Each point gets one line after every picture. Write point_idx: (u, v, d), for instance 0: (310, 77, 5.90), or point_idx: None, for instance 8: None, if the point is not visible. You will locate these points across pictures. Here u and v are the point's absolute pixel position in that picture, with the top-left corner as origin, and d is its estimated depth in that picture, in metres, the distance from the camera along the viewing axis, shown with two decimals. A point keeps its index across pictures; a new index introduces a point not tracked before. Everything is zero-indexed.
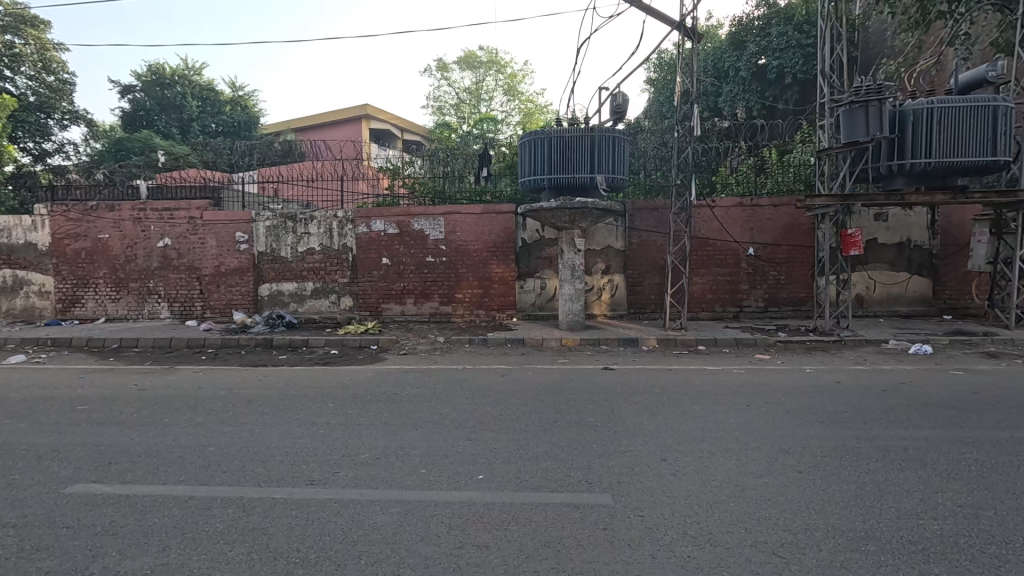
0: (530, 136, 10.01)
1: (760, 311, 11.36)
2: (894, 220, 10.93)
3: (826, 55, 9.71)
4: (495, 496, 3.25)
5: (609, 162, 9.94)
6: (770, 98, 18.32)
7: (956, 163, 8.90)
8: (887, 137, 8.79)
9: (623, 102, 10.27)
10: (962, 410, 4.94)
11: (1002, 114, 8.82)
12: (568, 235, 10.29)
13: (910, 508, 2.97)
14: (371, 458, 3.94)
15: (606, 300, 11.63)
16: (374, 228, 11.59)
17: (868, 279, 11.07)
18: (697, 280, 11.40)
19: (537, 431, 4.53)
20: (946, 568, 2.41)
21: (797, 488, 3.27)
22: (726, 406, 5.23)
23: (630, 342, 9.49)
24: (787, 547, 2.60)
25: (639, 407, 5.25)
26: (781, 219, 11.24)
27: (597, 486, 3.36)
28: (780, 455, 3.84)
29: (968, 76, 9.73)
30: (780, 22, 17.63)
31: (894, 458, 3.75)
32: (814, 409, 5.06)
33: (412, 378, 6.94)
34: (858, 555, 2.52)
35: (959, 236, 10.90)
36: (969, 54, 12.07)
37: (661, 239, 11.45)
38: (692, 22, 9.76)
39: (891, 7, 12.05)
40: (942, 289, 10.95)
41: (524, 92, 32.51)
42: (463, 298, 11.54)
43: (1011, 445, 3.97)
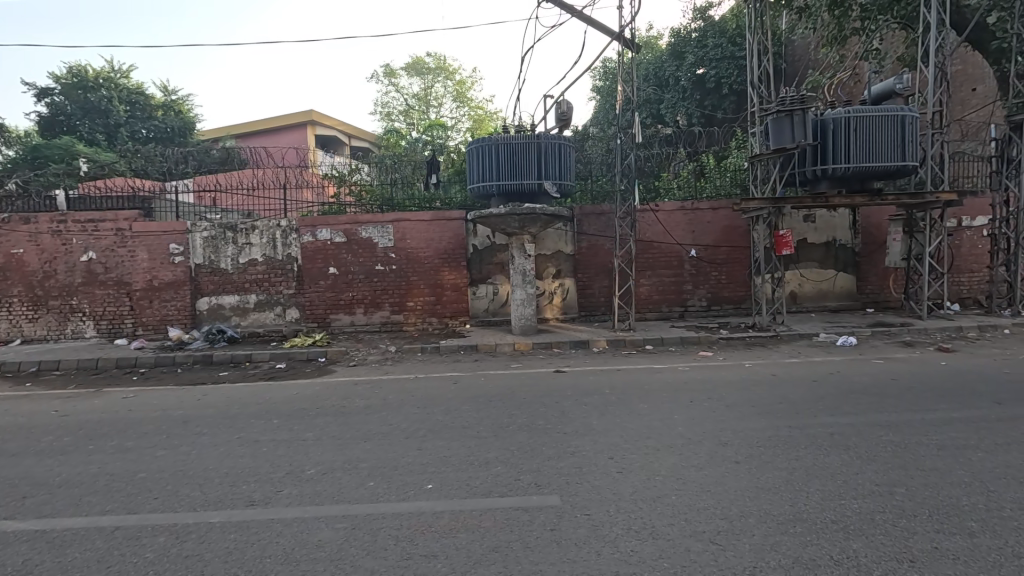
0: (476, 142, 10.05)
1: (704, 310, 11.86)
2: (821, 221, 11.69)
3: (754, 67, 10.31)
4: (445, 505, 3.23)
5: (556, 168, 10.11)
6: (708, 106, 19.21)
7: (871, 168, 9.63)
8: (810, 143, 9.42)
9: (567, 109, 10.49)
10: (881, 396, 5.35)
11: (909, 123, 9.63)
12: (518, 241, 10.39)
13: (833, 490, 3.19)
14: (317, 474, 3.83)
15: (558, 304, 11.80)
16: (319, 236, 11.28)
17: (799, 277, 11.79)
18: (644, 282, 11.78)
19: (489, 437, 4.54)
20: (863, 543, 2.60)
21: (733, 478, 3.44)
22: (671, 403, 5.43)
23: (581, 344, 9.68)
24: (723, 534, 2.73)
25: (589, 408, 5.36)
26: (719, 221, 11.80)
27: (546, 488, 3.41)
28: (719, 447, 4.02)
29: (880, 88, 10.58)
30: (714, 34, 18.59)
31: (820, 443, 4.02)
32: (751, 402, 5.34)
33: (363, 389, 6.81)
34: (787, 537, 2.68)
35: (878, 235, 11.79)
36: (881, 67, 13.11)
37: (609, 242, 11.75)
38: (631, 34, 10.11)
39: (812, 22, 12.94)
40: (864, 284, 11.82)
41: (473, 99, 32.62)
42: (414, 306, 11.40)
43: (922, 426, 4.33)
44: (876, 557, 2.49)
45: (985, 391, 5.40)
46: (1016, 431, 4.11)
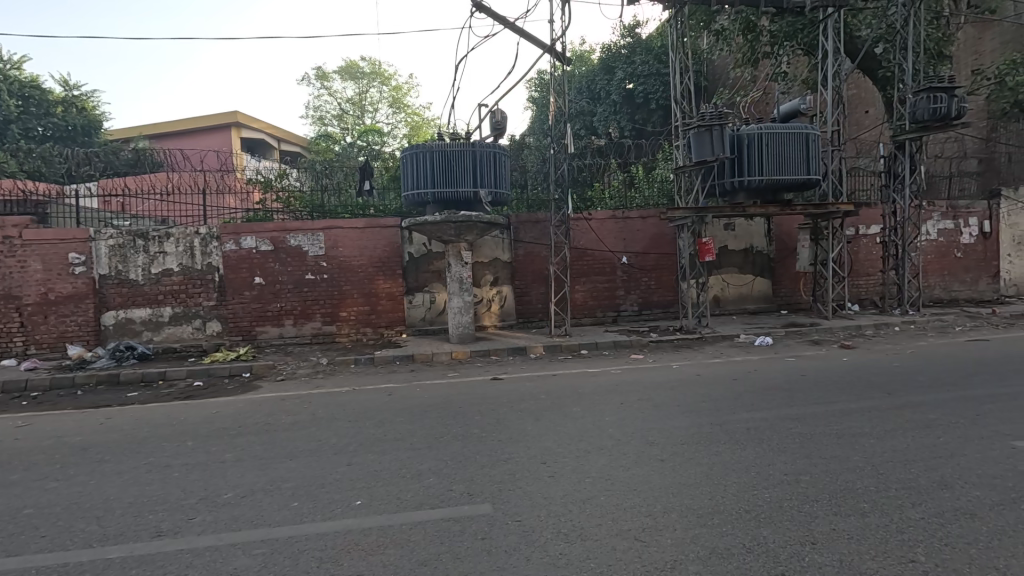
0: (410, 149, 9.91)
1: (636, 314, 12.33)
2: (740, 229, 12.52)
3: (677, 82, 10.87)
4: (374, 521, 3.12)
5: (491, 177, 10.17)
6: (638, 119, 20.14)
7: (782, 181, 10.44)
8: (727, 157, 10.08)
9: (502, 118, 10.61)
10: (791, 391, 5.78)
11: (812, 140, 10.55)
12: (455, 248, 10.34)
13: (748, 481, 3.40)
14: (235, 497, 3.59)
15: (496, 311, 11.85)
16: (243, 245, 10.67)
17: (722, 281, 12.55)
18: (579, 288, 12.08)
19: (423, 448, 4.46)
20: (771, 529, 2.79)
21: (658, 476, 3.58)
22: (602, 406, 5.58)
23: (519, 351, 9.77)
24: (647, 531, 2.83)
25: (524, 414, 5.39)
26: (648, 229, 12.33)
27: (479, 496, 3.40)
28: (647, 447, 4.18)
29: (787, 107, 11.53)
30: (642, 52, 19.51)
31: (739, 438, 4.27)
32: (677, 402, 5.59)
33: (290, 404, 6.49)
34: (706, 529, 2.82)
35: (789, 242, 12.77)
36: (788, 88, 14.30)
37: (545, 249, 11.96)
38: (562, 47, 10.40)
39: (728, 44, 13.91)
40: (779, 287, 12.76)
41: (410, 105, 32.23)
42: (347, 316, 11.03)
43: (825, 417, 4.72)
44: (783, 542, 2.66)
45: (879, 383, 5.97)
46: (903, 418, 4.57)
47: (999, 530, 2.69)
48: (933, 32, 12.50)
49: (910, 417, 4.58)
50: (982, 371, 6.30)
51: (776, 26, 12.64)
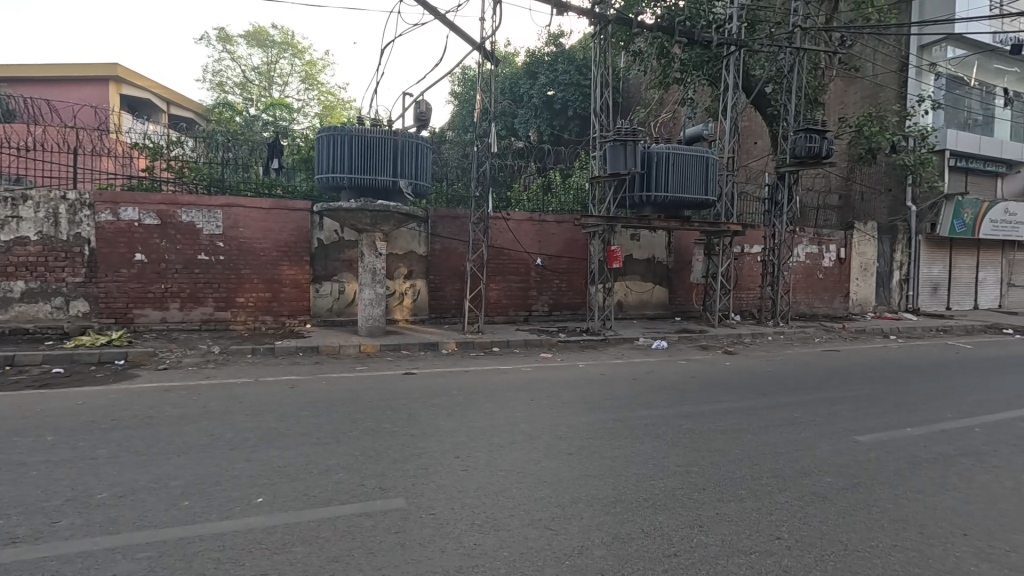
0: (327, 131, 9.42)
1: (546, 315, 12.74)
2: (645, 240, 13.43)
3: (598, 96, 11.36)
4: (278, 518, 2.97)
5: (412, 168, 9.96)
6: (556, 126, 20.80)
7: (684, 199, 11.37)
8: (638, 172, 10.77)
9: (426, 110, 10.44)
10: (682, 391, 6.34)
11: (711, 164, 11.60)
12: (370, 239, 10.00)
13: (646, 472, 3.70)
14: (111, 498, 3.21)
15: (408, 305, 11.65)
16: (122, 216, 9.48)
17: (626, 288, 13.40)
18: (493, 286, 12.25)
19: (330, 443, 4.29)
20: (665, 514, 3.07)
21: (566, 468, 3.78)
22: (514, 402, 5.73)
23: (431, 346, 9.70)
24: (556, 520, 2.99)
25: (436, 409, 5.38)
26: (562, 233, 12.80)
27: (391, 491, 3.36)
28: (556, 441, 4.38)
29: (692, 132, 12.58)
30: (564, 62, 20.23)
31: (638, 433, 4.62)
32: (583, 399, 5.91)
33: (176, 395, 5.90)
34: (610, 517, 3.03)
35: (686, 255, 13.93)
36: (693, 112, 15.57)
37: (462, 246, 11.96)
38: (492, 46, 10.50)
39: (644, 66, 14.87)
40: (675, 296, 13.88)
41: (324, 83, 30.50)
42: (245, 303, 10.23)
43: (711, 415, 5.25)
44: (675, 526, 2.95)
45: (754, 385, 6.74)
46: (773, 416, 5.21)
47: (844, 508, 3.19)
48: (812, 80, 14.32)
49: (778, 415, 5.24)
50: (833, 377, 7.36)
51: (686, 56, 13.76)
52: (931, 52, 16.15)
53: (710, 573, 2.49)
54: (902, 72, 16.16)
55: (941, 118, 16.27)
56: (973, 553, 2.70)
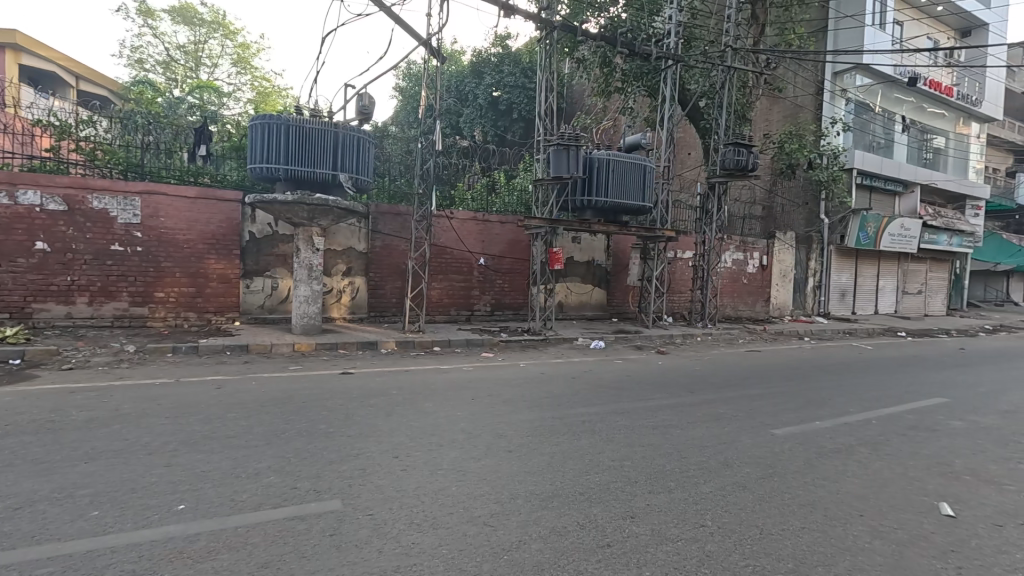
0: (262, 119, 8.97)
1: (488, 314, 12.77)
2: (585, 243, 13.80)
3: (543, 99, 11.52)
4: (202, 525, 2.81)
5: (353, 162, 9.66)
6: (501, 127, 20.93)
7: (623, 204, 11.79)
8: (580, 177, 11.04)
9: (369, 103, 10.18)
10: (618, 389, 6.58)
11: (648, 172, 12.11)
12: (306, 233, 9.60)
13: (583, 467, 3.82)
14: (4, 511, 2.90)
15: (346, 303, 11.31)
16: (22, 200, 8.56)
17: (566, 289, 13.72)
18: (435, 285, 12.14)
19: (260, 445, 4.10)
20: (600, 507, 3.19)
21: (506, 465, 3.83)
22: (455, 401, 5.72)
23: (369, 345, 9.46)
24: (495, 516, 3.02)
25: (374, 409, 5.27)
26: (505, 234, 12.88)
27: (326, 493, 3.27)
28: (496, 439, 4.43)
29: (631, 141, 13.06)
30: (510, 64, 20.42)
31: (575, 430, 4.75)
32: (523, 398, 5.99)
33: (85, 397, 5.41)
34: (547, 511, 3.11)
35: (624, 259, 14.44)
36: (633, 121, 16.18)
37: (403, 244, 11.76)
38: (438, 43, 10.39)
39: (588, 74, 15.30)
40: (612, 298, 14.36)
41: (258, 68, 28.93)
42: (164, 298, 9.52)
43: (643, 412, 5.49)
44: (610, 518, 3.06)
45: (684, 384, 7.12)
46: (700, 412, 5.54)
47: (761, 496, 3.45)
48: (740, 98, 15.30)
49: (705, 411, 5.57)
50: (754, 375, 7.92)
51: (627, 67, 14.29)
52: (843, 79, 17.72)
53: (640, 560, 2.62)
54: (818, 95, 17.62)
55: (851, 139, 17.88)
56: (868, 531, 3.00)
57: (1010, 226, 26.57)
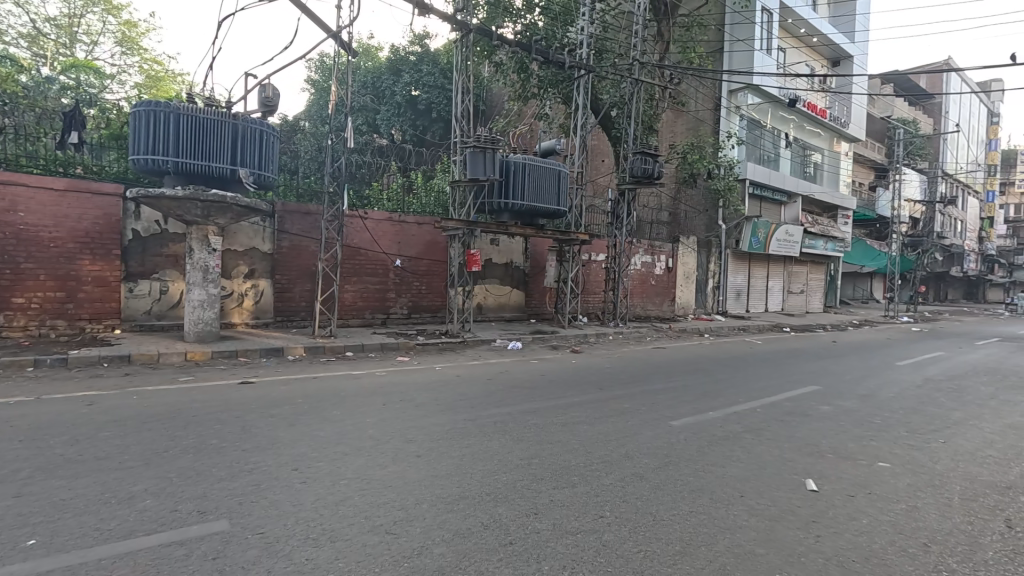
0: (147, 106, 8.15)
1: (405, 317, 12.50)
2: (503, 245, 13.94)
3: (460, 100, 11.47)
4: (57, 561, 2.48)
5: (254, 157, 9.02)
6: (420, 126, 20.62)
7: (538, 207, 12.05)
8: (497, 179, 11.14)
9: (273, 95, 9.58)
10: (532, 389, 6.71)
11: (562, 177, 12.46)
12: (200, 232, 8.84)
13: (491, 468, 3.84)
14: None
15: (248, 307, 10.56)
16: None
17: (484, 291, 13.80)
18: (347, 288, 11.70)
19: (138, 466, 3.71)
20: (505, 507, 3.22)
21: (413, 471, 3.75)
22: (364, 408, 5.53)
23: (274, 352, 8.89)
24: (398, 524, 2.95)
25: (276, 420, 4.96)
26: (423, 235, 12.66)
27: (212, 513, 3.02)
28: (405, 444, 4.33)
29: (546, 146, 13.38)
30: (429, 63, 20.19)
31: (487, 431, 4.77)
32: (438, 401, 5.92)
33: None
34: (452, 514, 3.09)
35: (541, 261, 14.75)
36: (549, 126, 16.61)
37: (313, 244, 11.17)
38: (350, 36, 10.01)
39: (506, 78, 15.52)
40: (530, 300, 14.62)
41: (148, 50, 26.22)
42: (26, 305, 8.33)
43: (555, 410, 5.63)
44: (513, 516, 3.10)
45: (595, 381, 7.42)
46: (607, 408, 5.80)
47: (655, 484, 3.67)
48: (648, 110, 16.23)
49: (611, 407, 5.83)
50: (658, 371, 8.42)
51: (543, 74, 14.69)
52: (736, 97, 19.42)
53: (540, 555, 2.68)
54: (715, 111, 19.16)
55: (744, 152, 19.62)
56: (745, 510, 3.29)
57: (873, 233, 30.49)
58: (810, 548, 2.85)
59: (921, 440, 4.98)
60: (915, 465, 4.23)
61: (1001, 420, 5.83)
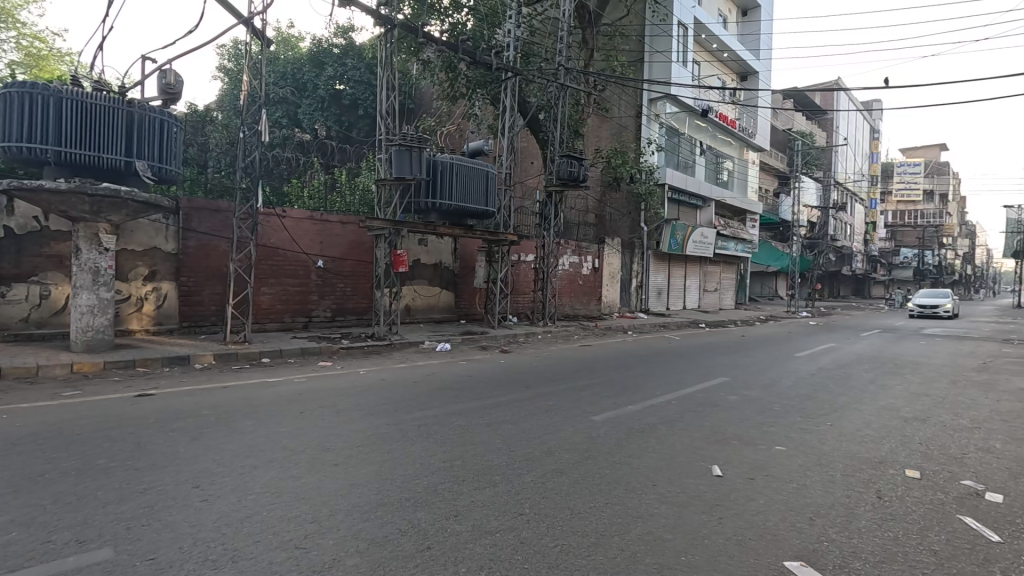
0: (20, 87, 7.21)
1: (328, 320, 11.98)
2: (432, 245, 13.78)
3: (385, 97, 11.17)
4: None
5: (153, 149, 8.25)
6: (346, 123, 19.91)
7: (466, 208, 12.00)
8: (423, 178, 10.97)
9: (176, 82, 8.84)
10: (459, 390, 6.67)
11: (490, 178, 12.50)
12: (89, 230, 7.97)
13: (412, 473, 3.77)
14: None
15: (148, 313, 9.66)
16: None
17: (413, 292, 13.57)
18: (264, 290, 11.04)
19: (5, 494, 3.27)
20: (424, 511, 3.17)
21: (328, 480, 3.60)
22: (279, 417, 5.24)
23: (179, 360, 8.20)
24: (309, 537, 2.82)
25: (176, 434, 4.57)
26: (347, 235, 12.20)
27: (95, 542, 2.72)
28: (322, 453, 4.15)
29: (475, 146, 13.37)
30: (354, 57, 19.53)
31: (410, 435, 4.69)
32: (360, 406, 5.73)
33: None
34: (368, 523, 2.99)
35: (471, 262, 14.72)
36: (478, 127, 16.64)
37: (224, 244, 10.42)
38: (264, 24, 9.44)
39: (434, 77, 15.36)
40: (460, 300, 14.55)
41: (28, 24, 23.30)
42: None
43: (481, 411, 5.63)
44: (432, 520, 3.06)
45: (522, 380, 7.50)
46: (533, 406, 5.89)
47: (575, 478, 3.78)
48: (574, 114, 16.71)
49: (537, 405, 5.93)
50: (584, 368, 8.68)
51: (471, 74, 14.66)
52: (656, 105, 20.45)
53: (458, 557, 2.67)
54: (637, 118, 20.05)
55: (663, 158, 20.71)
56: (657, 498, 3.46)
57: (776, 235, 33.27)
58: (713, 530, 3.04)
59: (811, 423, 5.49)
60: (805, 447, 4.66)
61: (878, 403, 6.55)
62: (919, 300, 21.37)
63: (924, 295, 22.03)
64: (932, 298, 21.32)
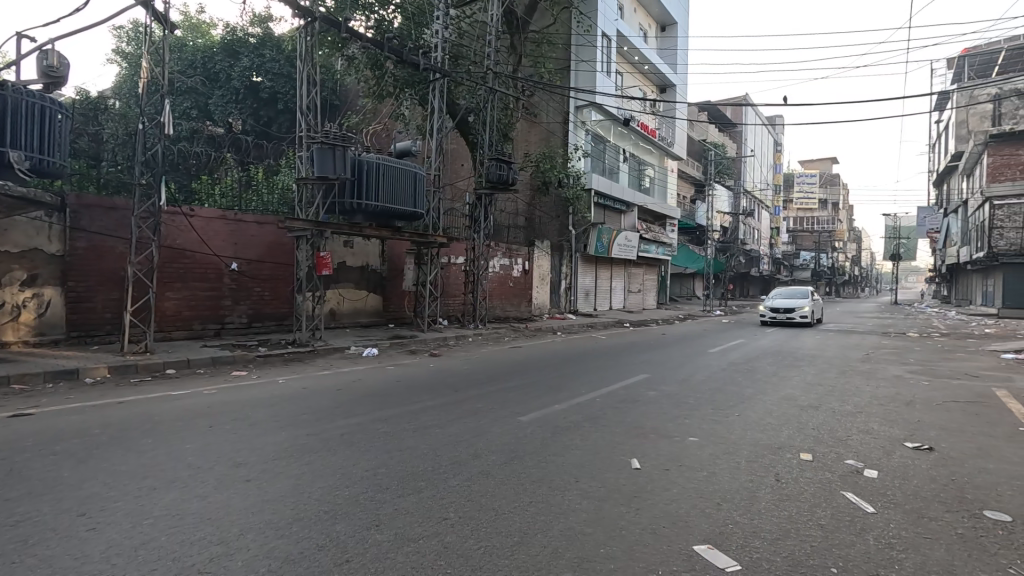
0: None
1: (243, 327, 11.24)
2: (358, 247, 13.34)
3: (305, 92, 10.66)
4: None
5: (32, 139, 7.33)
6: (263, 118, 18.80)
7: (393, 209, 11.72)
8: (348, 178, 10.59)
9: (61, 65, 7.93)
10: (386, 396, 6.50)
11: (418, 179, 12.29)
12: None
13: (333, 483, 3.63)
14: None
15: (28, 322, 8.58)
16: None
17: (338, 296, 13.07)
18: (168, 295, 10.15)
19: None
20: (344, 523, 3.06)
21: (240, 497, 3.39)
22: (185, 432, 4.84)
23: (65, 374, 7.34)
24: (214, 560, 2.63)
25: (60, 457, 4.09)
26: (265, 236, 11.52)
27: None
28: (234, 469, 3.89)
29: (402, 146, 13.11)
30: (272, 49, 18.48)
31: (331, 444, 4.51)
32: (277, 417, 5.43)
33: None
34: (282, 540, 2.84)
35: (400, 264, 14.41)
36: (406, 127, 16.34)
37: (121, 244, 9.48)
38: (166, 7, 8.68)
39: (359, 73, 14.88)
40: (388, 304, 14.20)
41: None
42: None
43: (408, 416, 5.52)
44: (352, 532, 2.96)
45: (451, 383, 7.44)
46: (462, 409, 5.86)
47: (501, 479, 3.81)
48: (503, 118, 16.87)
49: (465, 408, 5.91)
50: (513, 369, 8.76)
51: (398, 73, 14.34)
52: (582, 112, 21.11)
53: (378, 568, 2.60)
54: (564, 124, 20.57)
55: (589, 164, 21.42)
56: (579, 494, 3.57)
57: (693, 240, 35.37)
58: (629, 522, 3.18)
59: (722, 415, 5.89)
60: (715, 437, 4.99)
61: (779, 393, 7.14)
62: (772, 303, 18.79)
63: (778, 297, 19.35)
64: (787, 301, 18.74)
